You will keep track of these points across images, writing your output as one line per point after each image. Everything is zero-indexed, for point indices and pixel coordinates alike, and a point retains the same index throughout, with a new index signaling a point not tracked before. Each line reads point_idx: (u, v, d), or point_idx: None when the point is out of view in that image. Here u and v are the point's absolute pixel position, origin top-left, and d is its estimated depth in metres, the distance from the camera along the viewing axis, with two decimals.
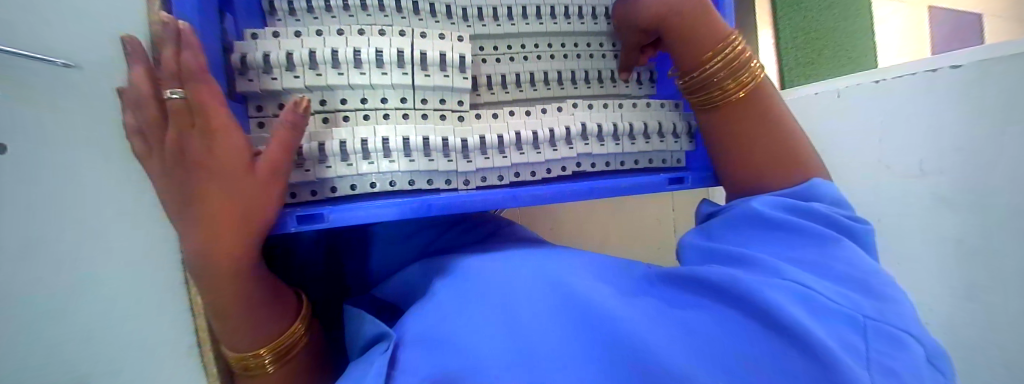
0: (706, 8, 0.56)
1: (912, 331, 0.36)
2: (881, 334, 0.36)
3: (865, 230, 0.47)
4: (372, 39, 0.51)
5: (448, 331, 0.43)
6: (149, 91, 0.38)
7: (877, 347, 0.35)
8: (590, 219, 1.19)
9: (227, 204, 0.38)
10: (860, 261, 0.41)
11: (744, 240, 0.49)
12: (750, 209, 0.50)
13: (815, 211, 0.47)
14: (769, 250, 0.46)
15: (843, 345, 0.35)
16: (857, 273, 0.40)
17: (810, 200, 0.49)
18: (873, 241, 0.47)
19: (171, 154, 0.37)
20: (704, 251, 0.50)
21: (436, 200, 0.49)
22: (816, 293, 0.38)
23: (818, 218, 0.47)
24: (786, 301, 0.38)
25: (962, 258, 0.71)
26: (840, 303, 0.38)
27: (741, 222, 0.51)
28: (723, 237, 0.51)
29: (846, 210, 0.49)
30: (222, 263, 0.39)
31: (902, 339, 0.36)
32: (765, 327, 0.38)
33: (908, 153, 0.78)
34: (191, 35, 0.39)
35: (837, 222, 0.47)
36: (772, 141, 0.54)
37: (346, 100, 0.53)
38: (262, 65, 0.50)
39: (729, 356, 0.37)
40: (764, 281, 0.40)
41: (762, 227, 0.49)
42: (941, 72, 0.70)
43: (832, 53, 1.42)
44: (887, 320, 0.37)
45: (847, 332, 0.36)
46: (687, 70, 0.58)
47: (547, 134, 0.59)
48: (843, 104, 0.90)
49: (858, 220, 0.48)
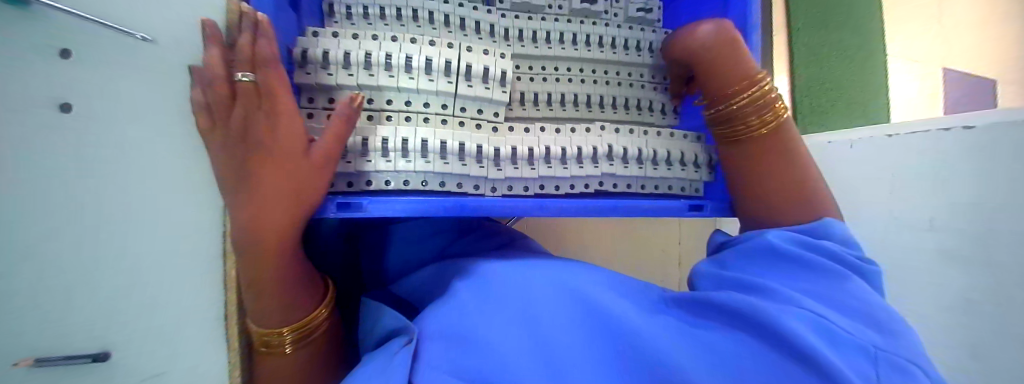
0: (738, 48, 0.59)
1: (921, 365, 0.38)
2: (892, 366, 0.37)
3: (872, 270, 0.48)
4: (423, 48, 0.54)
5: (472, 331, 0.45)
6: (222, 72, 0.42)
7: (888, 377, 0.37)
8: (599, 240, 1.21)
9: (281, 182, 0.41)
10: (870, 297, 0.43)
11: (756, 270, 0.50)
12: (764, 240, 0.51)
13: (825, 248, 0.49)
14: (782, 281, 0.47)
15: (858, 375, 0.36)
16: (867, 308, 0.42)
17: (821, 237, 0.51)
18: (879, 282, 0.49)
19: (236, 132, 0.41)
20: (715, 279, 0.51)
21: (468, 202, 0.51)
22: (831, 323, 0.40)
23: (827, 256, 0.48)
24: (804, 328, 0.39)
25: (968, 318, 0.71)
26: (853, 334, 0.39)
27: (753, 253, 0.52)
28: (735, 266, 0.53)
29: (855, 250, 0.51)
30: (268, 237, 0.42)
31: (911, 369, 0.37)
32: (781, 352, 0.39)
33: (919, 207, 0.79)
34: (268, 25, 0.43)
35: (846, 261, 0.48)
36: (792, 177, 0.56)
37: (391, 101, 0.57)
38: (322, 60, 0.53)
39: (746, 375, 0.39)
40: (781, 308, 0.41)
41: (772, 260, 0.50)
42: (953, 131, 0.73)
43: (845, 105, 1.46)
44: (897, 352, 0.38)
45: (861, 361, 0.38)
46: (714, 103, 0.61)
47: (574, 151, 0.62)
48: (855, 154, 0.93)
49: (866, 260, 0.50)
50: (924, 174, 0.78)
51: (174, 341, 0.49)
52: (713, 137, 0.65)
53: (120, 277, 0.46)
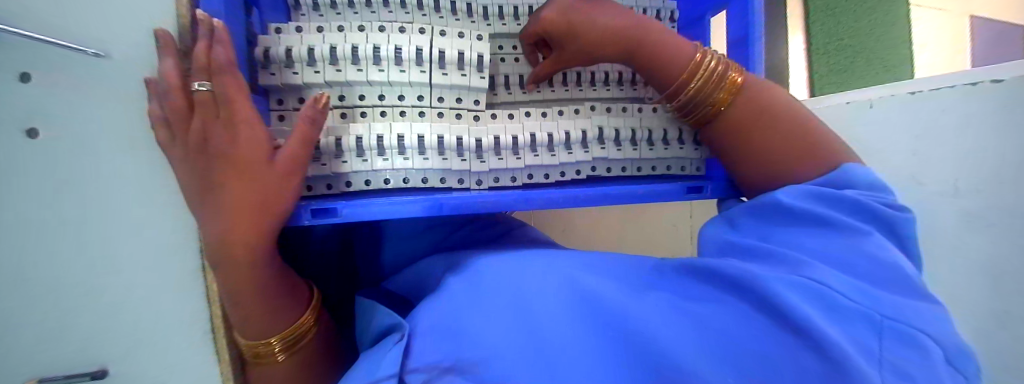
0: (650, 27, 0.56)
1: (930, 330, 0.35)
2: (899, 336, 0.34)
3: (901, 217, 0.43)
4: (392, 37, 0.51)
5: (461, 323, 0.44)
6: (177, 82, 0.40)
7: (892, 349, 0.34)
8: (601, 222, 1.30)
9: (246, 191, 0.40)
10: (888, 257, 0.39)
11: (767, 231, 0.47)
12: (773, 199, 0.47)
13: (847, 199, 0.44)
14: (795, 240, 0.43)
15: (857, 347, 0.34)
16: (882, 266, 0.38)
17: (842, 187, 0.46)
18: (913, 230, 0.43)
19: (195, 143, 0.39)
20: (723, 244, 0.48)
21: (448, 200, 0.49)
22: (836, 292, 0.36)
23: (847, 207, 0.44)
24: (800, 301, 0.36)
25: (991, 285, 0.67)
26: (860, 302, 0.36)
27: (763, 214, 0.48)
28: (747, 228, 0.49)
29: (879, 195, 0.45)
30: (236, 250, 0.40)
31: (918, 338, 0.34)
32: (784, 329, 0.36)
33: (942, 169, 0.74)
34: (223, 32, 0.41)
35: (869, 210, 0.43)
36: (786, 135, 0.51)
37: (364, 97, 0.54)
38: (284, 59, 0.51)
39: (739, 353, 0.36)
40: (783, 278, 0.38)
41: (785, 219, 0.46)
42: (980, 86, 0.66)
43: (866, 60, 1.37)
44: (904, 319, 0.35)
45: (861, 331, 0.35)
46: (669, 96, 0.57)
47: (562, 136, 0.58)
48: (875, 115, 0.86)
49: (896, 207, 0.45)
50: (954, 133, 0.71)
51: (165, 355, 0.49)
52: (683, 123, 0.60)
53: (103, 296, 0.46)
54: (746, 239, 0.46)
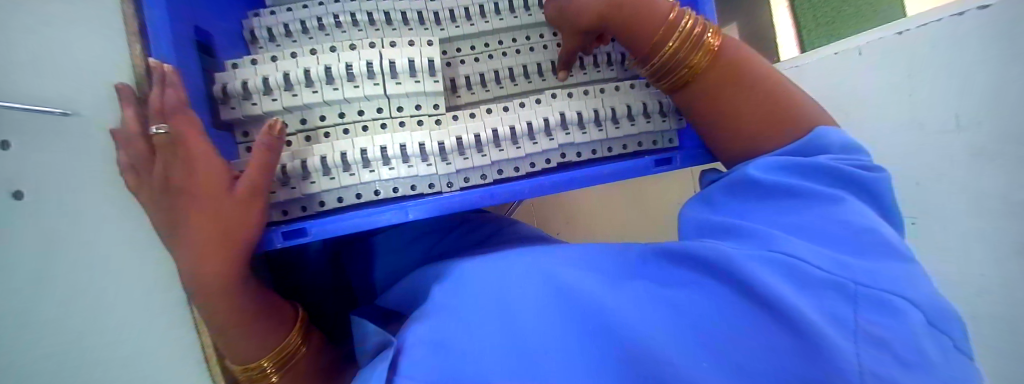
0: None
1: (907, 296, 0.33)
2: (875, 303, 0.33)
3: (873, 178, 0.42)
4: (342, 55, 0.53)
5: (442, 334, 0.40)
6: (137, 130, 0.43)
7: (870, 316, 0.32)
8: (601, 208, 1.29)
9: (211, 222, 0.42)
10: (861, 223, 0.37)
11: (743, 207, 0.44)
12: (746, 173, 0.45)
13: (819, 166, 0.42)
14: (765, 217, 0.42)
15: (833, 320, 0.32)
16: (854, 234, 0.37)
17: (815, 155, 0.45)
18: (889, 189, 0.43)
19: (159, 183, 0.41)
20: (701, 222, 0.45)
21: (413, 205, 0.50)
22: (807, 264, 0.35)
23: (817, 173, 0.43)
24: (774, 278, 0.34)
25: (1008, 217, 0.62)
26: (831, 270, 0.34)
27: (737, 186, 0.46)
28: (724, 203, 0.47)
29: (855, 158, 0.44)
30: (208, 278, 0.42)
31: (894, 305, 0.32)
32: (759, 308, 0.35)
33: (941, 106, 0.70)
34: (173, 75, 0.44)
35: (840, 176, 0.42)
36: (763, 100, 0.50)
37: (325, 117, 0.56)
38: (242, 92, 0.54)
39: (720, 339, 0.35)
40: (753, 255, 0.37)
41: (759, 192, 0.44)
42: (969, 14, 0.63)
43: (856, 8, 1.33)
44: (877, 284, 0.33)
45: (835, 302, 0.33)
46: (644, 62, 0.54)
47: (524, 128, 0.58)
48: (864, 61, 0.84)
49: (870, 169, 0.43)
50: (948, 67, 0.67)
51: None
52: (657, 89, 0.57)
53: (91, 342, 0.47)
54: (720, 216, 0.44)
